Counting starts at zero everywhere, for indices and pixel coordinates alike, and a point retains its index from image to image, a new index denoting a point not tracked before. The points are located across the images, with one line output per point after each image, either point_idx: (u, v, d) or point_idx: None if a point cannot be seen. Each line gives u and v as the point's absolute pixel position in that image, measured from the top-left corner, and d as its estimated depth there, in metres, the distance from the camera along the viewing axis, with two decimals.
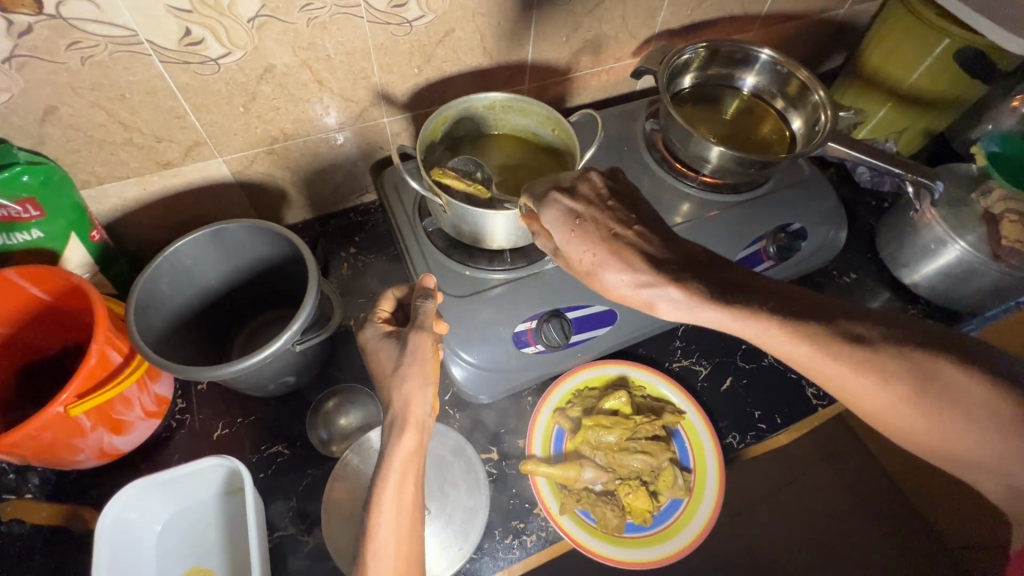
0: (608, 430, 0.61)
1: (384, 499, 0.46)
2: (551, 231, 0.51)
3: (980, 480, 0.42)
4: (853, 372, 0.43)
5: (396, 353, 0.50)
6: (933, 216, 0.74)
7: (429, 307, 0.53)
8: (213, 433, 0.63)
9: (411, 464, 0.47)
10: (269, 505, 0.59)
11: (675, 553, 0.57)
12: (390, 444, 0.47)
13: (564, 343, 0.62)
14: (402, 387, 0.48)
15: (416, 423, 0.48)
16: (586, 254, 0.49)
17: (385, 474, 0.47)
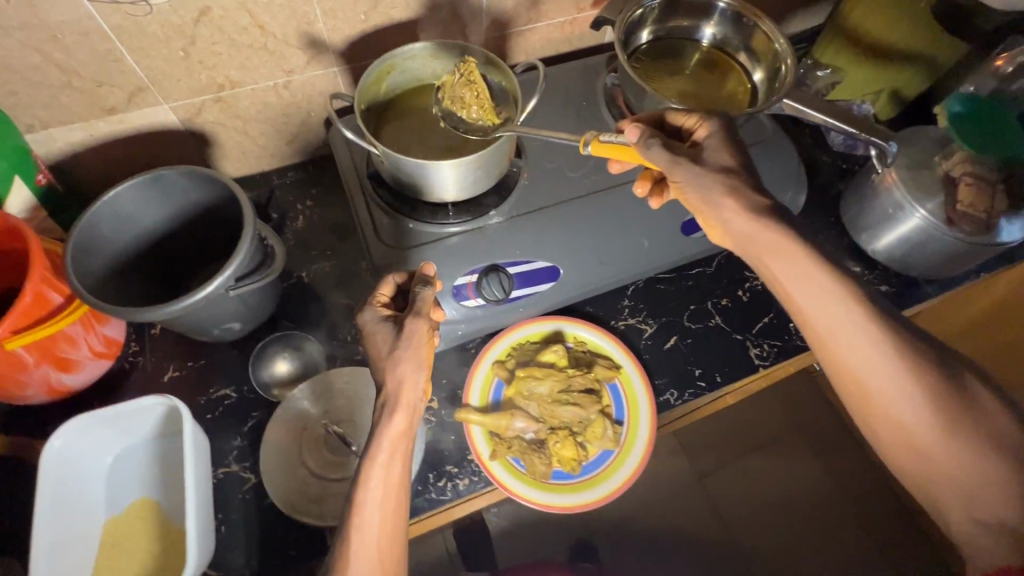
0: (540, 381, 0.62)
1: (371, 476, 0.47)
2: (709, 130, 0.57)
3: (943, 473, 0.47)
4: (874, 341, 0.48)
5: (391, 336, 0.52)
6: (893, 179, 0.72)
7: (428, 295, 0.53)
8: (164, 375, 0.66)
9: (400, 445, 0.49)
10: (214, 443, 0.62)
11: (600, 499, 0.60)
12: (381, 422, 0.49)
13: (504, 299, 0.64)
14: (395, 368, 0.50)
15: (408, 404, 0.50)
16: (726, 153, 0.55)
17: (375, 452, 0.49)
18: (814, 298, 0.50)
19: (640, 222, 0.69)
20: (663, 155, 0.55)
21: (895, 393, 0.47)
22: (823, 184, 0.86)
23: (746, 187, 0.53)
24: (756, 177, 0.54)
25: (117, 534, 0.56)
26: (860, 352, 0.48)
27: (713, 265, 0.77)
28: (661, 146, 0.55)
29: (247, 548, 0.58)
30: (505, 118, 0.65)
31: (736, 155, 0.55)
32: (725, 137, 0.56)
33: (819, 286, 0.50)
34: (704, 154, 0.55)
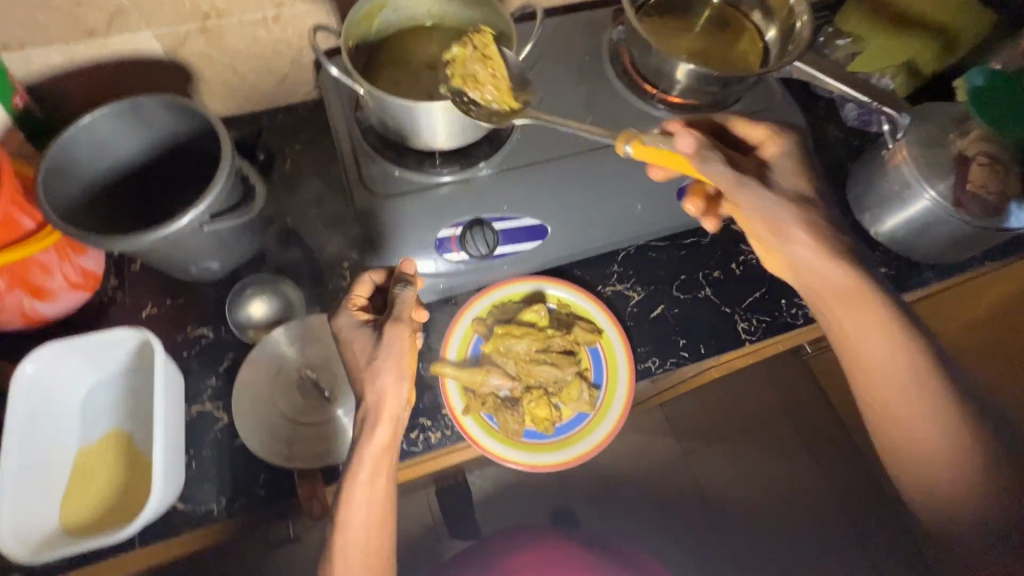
0: (519, 339, 0.62)
1: (355, 493, 0.50)
2: (784, 151, 0.60)
3: (912, 442, 0.51)
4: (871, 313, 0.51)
5: (370, 346, 0.52)
6: (903, 156, 0.69)
7: (407, 296, 0.54)
8: (143, 311, 0.65)
9: (383, 457, 0.52)
10: (189, 381, 0.62)
11: (571, 460, 0.60)
12: (364, 436, 0.51)
13: (487, 255, 0.62)
14: (375, 381, 0.51)
15: (390, 415, 0.52)
16: (791, 182, 0.58)
17: (356, 472, 0.51)
18: (856, 318, 0.52)
19: (634, 185, 0.67)
20: (727, 171, 0.56)
21: (882, 363, 0.51)
22: (832, 160, 0.83)
23: (811, 202, 0.56)
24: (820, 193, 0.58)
25: (88, 462, 0.56)
26: (857, 322, 0.52)
27: (709, 236, 0.75)
28: (725, 168, 0.56)
29: (216, 485, 0.58)
30: (523, 102, 0.63)
31: (804, 177, 0.58)
32: (797, 159, 0.59)
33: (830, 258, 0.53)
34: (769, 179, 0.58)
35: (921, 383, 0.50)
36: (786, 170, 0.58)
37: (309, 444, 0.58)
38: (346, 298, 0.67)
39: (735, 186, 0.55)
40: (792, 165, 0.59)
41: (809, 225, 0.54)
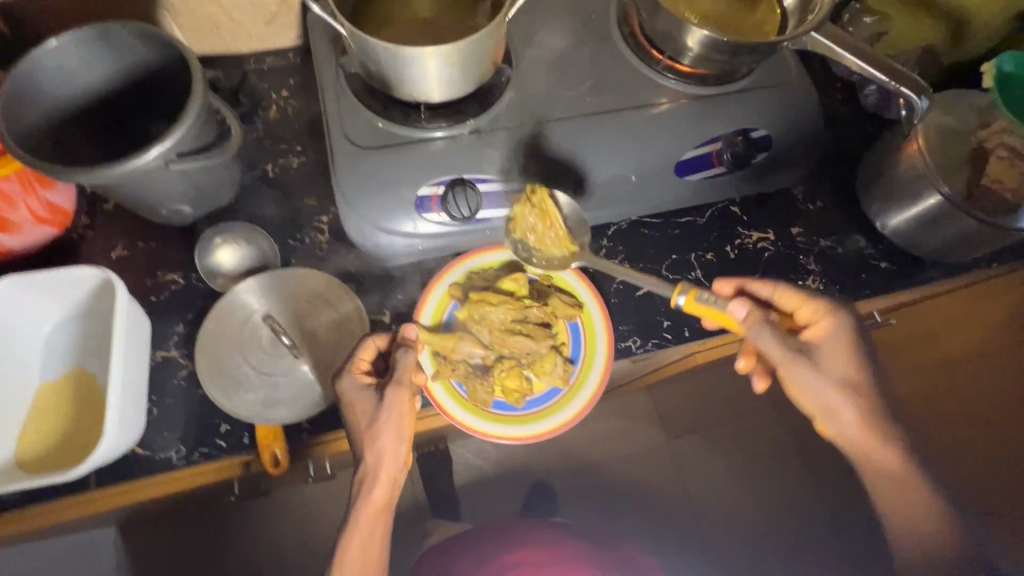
0: (494, 307, 0.59)
1: (348, 555, 0.53)
2: (840, 332, 0.55)
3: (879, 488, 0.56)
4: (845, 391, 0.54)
5: (372, 408, 0.52)
6: (918, 146, 0.65)
7: (407, 359, 0.53)
8: (112, 252, 0.63)
9: (378, 518, 0.54)
10: (155, 327, 0.61)
11: (540, 434, 0.58)
12: (362, 496, 0.53)
13: (469, 217, 0.59)
14: (375, 443, 0.53)
15: (388, 475, 0.54)
16: (847, 363, 0.55)
17: (353, 529, 0.54)
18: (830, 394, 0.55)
19: (629, 156, 0.63)
20: (775, 348, 0.55)
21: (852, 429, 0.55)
22: (844, 147, 0.79)
23: (853, 377, 0.54)
24: (857, 356, 0.55)
25: (46, 402, 0.55)
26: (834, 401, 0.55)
27: (706, 216, 0.73)
28: (780, 342, 0.55)
29: (177, 432, 0.57)
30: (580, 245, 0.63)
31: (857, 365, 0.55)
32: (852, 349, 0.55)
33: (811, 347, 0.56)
34: (821, 359, 0.55)
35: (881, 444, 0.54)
36: (841, 348, 0.55)
37: (273, 399, 0.56)
38: (323, 254, 0.65)
39: (788, 361, 0.55)
40: (851, 342, 0.56)
41: (848, 377, 0.54)
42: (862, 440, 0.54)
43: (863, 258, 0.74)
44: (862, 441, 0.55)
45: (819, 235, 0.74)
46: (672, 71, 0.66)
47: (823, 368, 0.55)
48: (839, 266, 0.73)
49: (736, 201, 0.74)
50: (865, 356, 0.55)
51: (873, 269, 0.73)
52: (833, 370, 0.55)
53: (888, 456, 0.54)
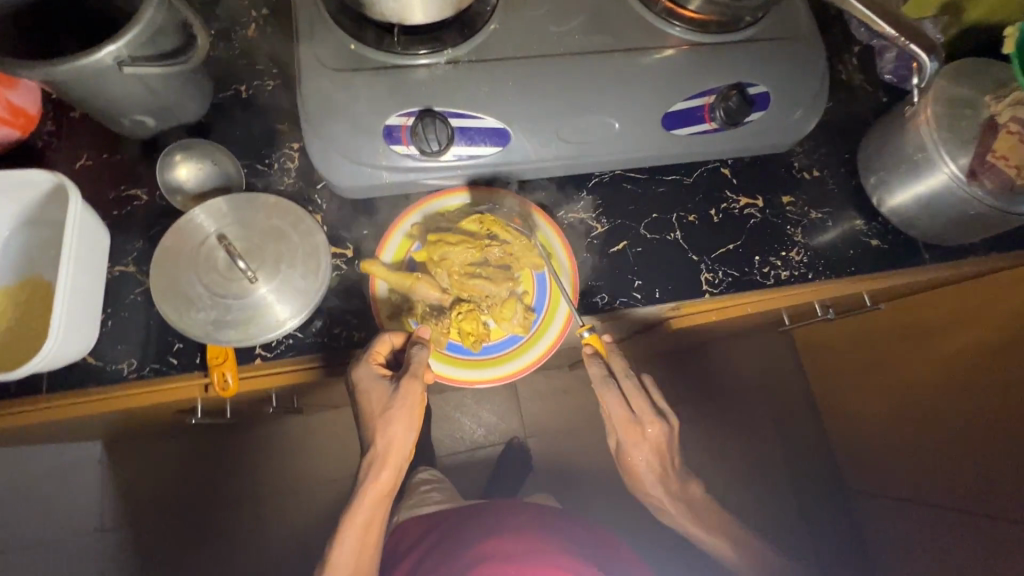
0: (452, 248, 0.57)
1: (350, 536, 0.58)
2: (628, 428, 0.61)
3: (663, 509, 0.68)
4: (625, 458, 0.64)
5: (386, 398, 0.55)
6: (926, 117, 0.60)
7: (422, 356, 0.55)
8: (77, 162, 0.62)
9: (380, 502, 0.58)
10: (115, 240, 0.60)
11: (491, 380, 0.59)
12: (369, 479, 0.57)
13: (438, 152, 0.56)
14: (387, 429, 0.56)
15: (394, 460, 0.57)
16: (643, 461, 0.63)
17: (357, 511, 0.58)
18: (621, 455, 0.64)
19: (614, 104, 0.60)
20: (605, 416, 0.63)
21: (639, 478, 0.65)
22: (851, 116, 0.74)
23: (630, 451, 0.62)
24: (637, 439, 0.61)
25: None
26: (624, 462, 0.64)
27: (694, 177, 0.70)
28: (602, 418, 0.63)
29: (131, 346, 0.57)
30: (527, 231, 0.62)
31: (645, 449, 0.62)
32: (642, 439, 0.61)
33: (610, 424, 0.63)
34: (622, 450, 0.63)
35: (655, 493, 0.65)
36: (636, 444, 0.61)
37: (224, 321, 0.55)
38: (291, 182, 0.63)
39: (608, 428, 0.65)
40: (650, 449, 0.62)
41: (636, 462, 0.63)
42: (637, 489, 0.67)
43: (855, 235, 0.70)
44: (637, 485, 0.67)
45: (811, 207, 0.71)
46: (677, 17, 0.62)
47: (622, 453, 0.64)
48: (829, 241, 0.70)
49: (727, 162, 0.70)
50: (660, 458, 0.63)
51: (863, 246, 0.70)
52: (626, 454, 0.63)
53: (657, 503, 0.66)
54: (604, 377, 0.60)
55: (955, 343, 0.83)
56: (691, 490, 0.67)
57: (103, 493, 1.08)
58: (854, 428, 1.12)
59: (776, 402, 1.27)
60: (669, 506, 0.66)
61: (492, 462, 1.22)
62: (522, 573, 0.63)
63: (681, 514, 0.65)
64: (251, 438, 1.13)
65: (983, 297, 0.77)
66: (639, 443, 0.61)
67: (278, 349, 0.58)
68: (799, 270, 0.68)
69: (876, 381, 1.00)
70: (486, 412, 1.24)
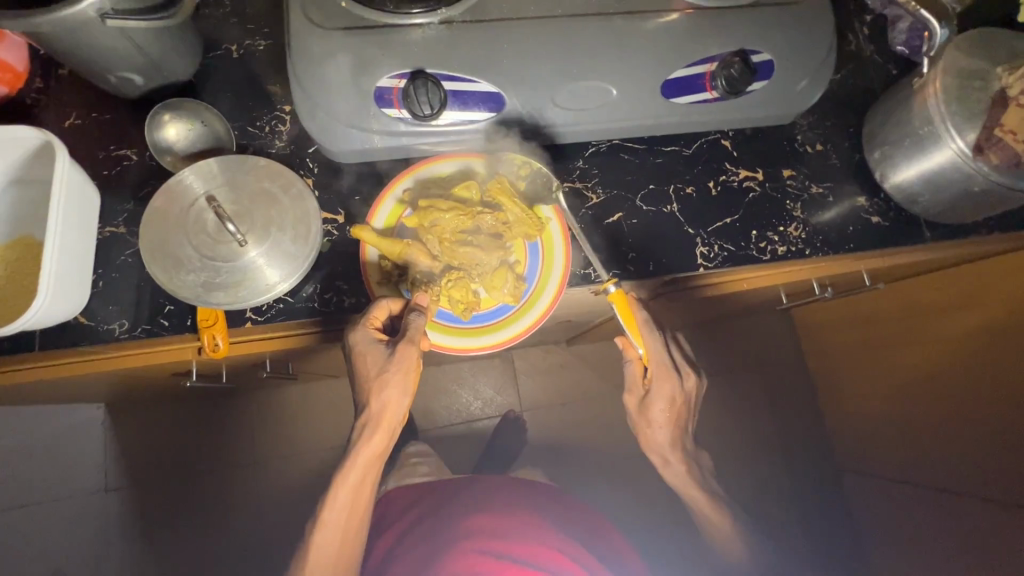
0: (443, 214, 0.56)
1: (341, 494, 0.59)
2: (659, 382, 0.63)
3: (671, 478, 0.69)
4: (646, 415, 0.65)
5: (381, 360, 0.55)
6: (934, 90, 0.58)
7: (419, 324, 0.54)
8: (66, 121, 0.61)
9: (373, 464, 0.59)
10: (105, 201, 0.59)
11: (481, 347, 0.59)
12: (362, 440, 0.58)
13: (428, 116, 0.55)
14: (382, 392, 0.56)
15: (388, 423, 0.58)
16: (666, 415, 0.64)
17: (349, 471, 0.59)
18: (641, 413, 0.65)
19: (613, 70, 0.58)
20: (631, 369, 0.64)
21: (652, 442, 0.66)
22: (859, 88, 0.72)
23: (652, 406, 0.64)
24: (664, 396, 0.63)
25: None
26: (645, 425, 0.66)
27: (694, 148, 0.68)
28: (634, 370, 0.64)
29: (122, 307, 0.57)
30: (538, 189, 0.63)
31: (668, 408, 0.63)
32: (669, 397, 0.63)
33: (636, 377, 0.65)
34: (649, 403, 0.64)
35: (666, 458, 0.67)
36: (663, 398, 0.63)
37: (214, 283, 0.55)
38: (283, 145, 0.62)
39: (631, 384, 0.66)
40: (680, 400, 0.63)
41: (655, 418, 0.64)
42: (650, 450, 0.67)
43: (856, 212, 0.69)
44: (651, 447, 0.67)
45: (813, 182, 0.70)
46: None
47: (647, 406, 0.64)
48: (829, 217, 0.69)
49: (729, 134, 0.69)
50: (680, 415, 0.65)
51: (864, 224, 0.69)
52: (647, 409, 0.64)
53: (669, 464, 0.67)
54: (650, 323, 0.62)
55: (954, 326, 0.82)
56: (700, 458, 0.70)
57: (106, 456, 1.10)
58: (847, 408, 1.12)
59: (772, 381, 1.27)
60: (681, 465, 0.67)
61: (487, 434, 1.23)
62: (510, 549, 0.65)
63: (691, 476, 0.67)
64: (249, 404, 1.15)
65: (985, 280, 0.76)
66: (665, 399, 0.63)
67: (269, 313, 0.58)
68: (797, 245, 0.67)
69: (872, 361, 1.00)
70: (482, 384, 1.25)
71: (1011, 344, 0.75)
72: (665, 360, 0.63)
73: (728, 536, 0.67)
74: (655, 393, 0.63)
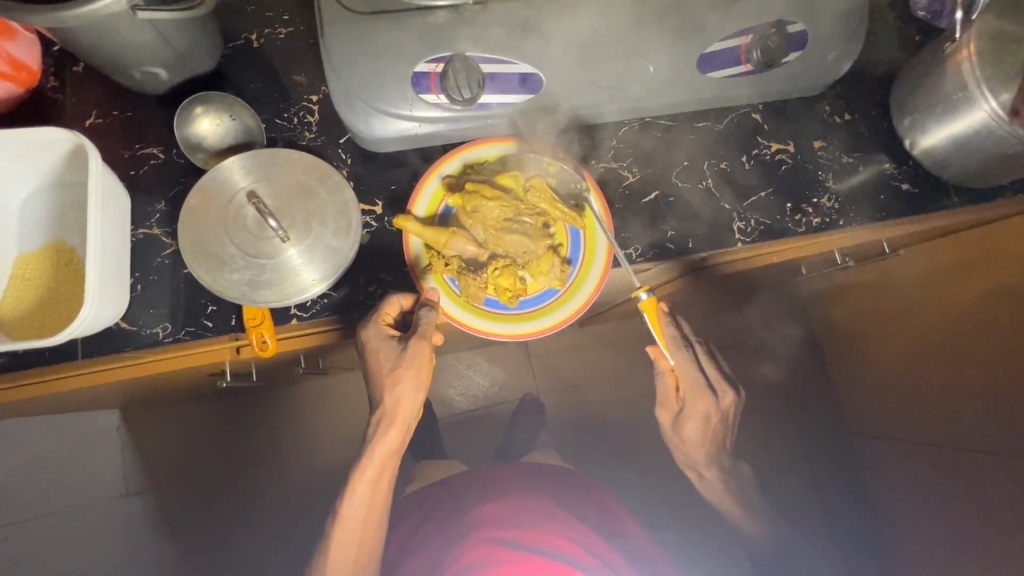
0: (490, 204, 0.56)
1: (359, 489, 0.58)
2: (690, 399, 0.64)
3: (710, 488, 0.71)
4: (679, 429, 0.67)
5: (394, 355, 0.55)
6: (969, 54, 0.57)
7: (429, 319, 0.55)
8: (86, 120, 0.59)
9: (389, 460, 0.58)
10: (135, 201, 0.58)
11: (522, 333, 0.59)
12: (378, 437, 0.57)
13: (469, 101, 0.54)
14: (395, 387, 0.55)
15: (402, 420, 0.57)
16: (700, 430, 0.66)
17: (366, 467, 0.58)
18: (675, 428, 0.67)
19: (649, 45, 0.57)
20: (663, 384, 0.66)
21: (690, 456, 0.69)
22: (883, 56, 0.72)
23: (685, 422, 0.66)
24: (698, 414, 0.64)
25: (24, 270, 0.53)
26: (687, 444, 0.68)
27: (725, 122, 0.68)
28: (666, 385, 0.66)
29: (163, 310, 0.56)
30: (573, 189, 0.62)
31: (704, 425, 0.65)
32: (703, 415, 0.64)
33: (669, 393, 0.66)
34: (683, 419, 0.66)
35: (704, 469, 0.69)
36: (698, 415, 0.64)
37: (259, 281, 0.54)
38: (313, 136, 0.61)
39: (665, 399, 0.68)
40: (714, 418, 0.64)
41: (689, 433, 0.66)
42: (689, 464, 0.70)
43: (885, 178, 0.70)
44: (688, 462, 0.70)
45: (841, 151, 0.70)
46: None
47: (681, 422, 0.66)
48: (858, 186, 0.69)
49: (759, 107, 0.69)
50: (717, 430, 0.66)
51: (893, 190, 0.69)
52: (681, 423, 0.66)
53: (705, 479, 0.70)
54: (677, 339, 0.64)
55: (965, 291, 0.80)
56: (740, 470, 0.71)
57: (124, 462, 1.08)
58: (852, 377, 1.13)
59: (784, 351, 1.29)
60: (717, 481, 0.69)
61: (505, 419, 1.24)
62: (528, 534, 0.67)
63: (727, 489, 0.70)
64: (267, 402, 1.13)
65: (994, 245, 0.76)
66: (697, 416, 0.65)
67: (315, 309, 0.58)
68: (830, 216, 0.68)
69: (880, 333, 0.99)
70: (499, 370, 1.25)
71: (1010, 309, 0.73)
72: (695, 379, 0.63)
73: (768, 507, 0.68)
74: (687, 409, 0.65)
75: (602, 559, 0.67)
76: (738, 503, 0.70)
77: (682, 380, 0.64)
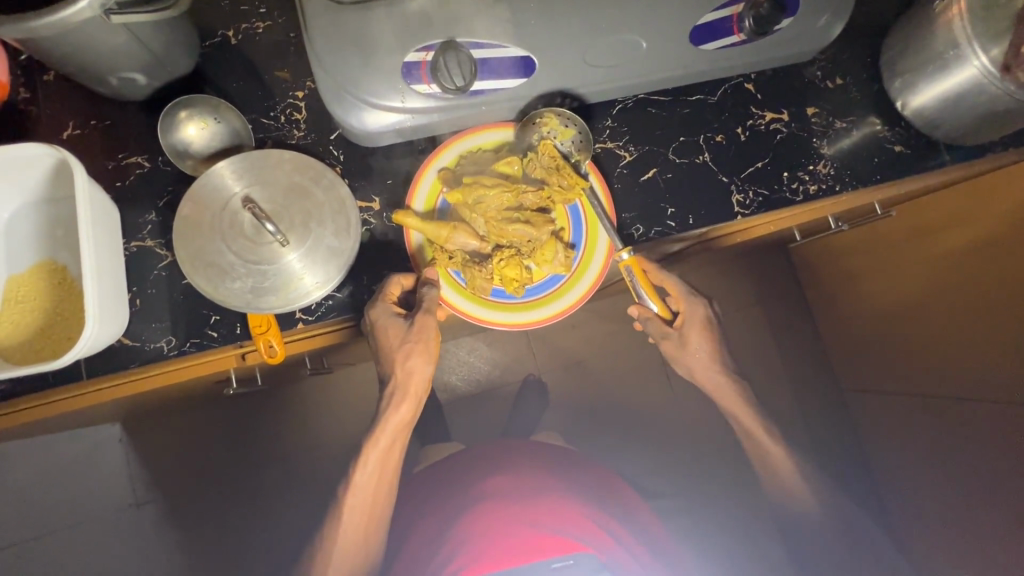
0: (489, 191, 0.57)
1: (371, 460, 0.58)
2: (690, 315, 0.64)
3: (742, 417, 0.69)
4: (689, 356, 0.65)
5: (404, 330, 0.54)
6: (959, 12, 0.56)
7: (431, 295, 0.55)
8: (64, 132, 0.57)
9: (400, 434, 0.59)
10: (124, 214, 0.56)
11: (534, 322, 0.60)
12: (390, 410, 0.57)
13: (463, 91, 0.53)
14: (406, 360, 0.55)
15: (413, 394, 0.57)
16: (704, 342, 0.65)
17: (379, 438, 0.58)
18: (680, 359, 0.66)
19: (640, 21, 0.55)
20: (655, 327, 0.65)
21: (709, 379, 0.67)
22: (871, 17, 0.72)
23: (690, 343, 0.65)
24: (698, 323, 0.64)
25: (17, 292, 0.51)
26: (713, 376, 0.67)
27: (718, 94, 0.68)
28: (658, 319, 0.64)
29: (165, 323, 0.55)
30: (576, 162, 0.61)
31: (707, 338, 0.65)
32: (703, 320, 0.64)
33: (665, 328, 0.65)
34: (686, 338, 0.64)
35: (732, 398, 0.68)
36: (696, 330, 0.64)
37: (262, 288, 0.53)
38: (302, 135, 0.59)
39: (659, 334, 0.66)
40: (710, 322, 0.65)
41: (695, 356, 0.65)
42: (699, 382, 0.68)
43: (878, 141, 0.69)
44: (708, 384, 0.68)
45: (834, 115, 0.70)
46: None
47: (686, 346, 0.65)
48: (853, 149, 0.69)
49: (751, 77, 0.68)
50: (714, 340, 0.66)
51: (886, 152, 0.69)
52: (684, 349, 0.65)
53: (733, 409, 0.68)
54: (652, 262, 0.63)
55: (957, 244, 0.80)
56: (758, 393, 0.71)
57: (128, 472, 1.07)
58: (840, 337, 1.15)
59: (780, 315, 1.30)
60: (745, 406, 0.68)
61: (509, 401, 1.23)
62: (528, 513, 0.69)
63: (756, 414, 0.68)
64: (267, 403, 1.12)
65: (981, 195, 0.75)
66: (699, 327, 0.64)
67: (321, 312, 0.57)
68: (827, 182, 0.68)
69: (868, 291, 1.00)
70: (499, 353, 1.24)
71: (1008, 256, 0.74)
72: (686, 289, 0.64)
73: (782, 474, 0.69)
74: (686, 329, 0.64)
75: (606, 531, 0.68)
76: (764, 452, 0.69)
77: (677, 291, 0.63)
